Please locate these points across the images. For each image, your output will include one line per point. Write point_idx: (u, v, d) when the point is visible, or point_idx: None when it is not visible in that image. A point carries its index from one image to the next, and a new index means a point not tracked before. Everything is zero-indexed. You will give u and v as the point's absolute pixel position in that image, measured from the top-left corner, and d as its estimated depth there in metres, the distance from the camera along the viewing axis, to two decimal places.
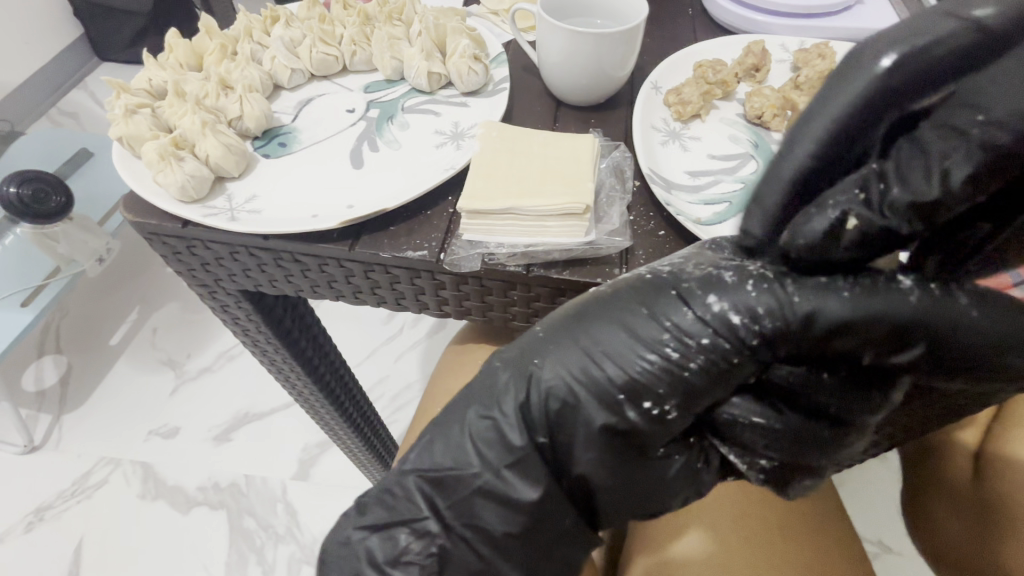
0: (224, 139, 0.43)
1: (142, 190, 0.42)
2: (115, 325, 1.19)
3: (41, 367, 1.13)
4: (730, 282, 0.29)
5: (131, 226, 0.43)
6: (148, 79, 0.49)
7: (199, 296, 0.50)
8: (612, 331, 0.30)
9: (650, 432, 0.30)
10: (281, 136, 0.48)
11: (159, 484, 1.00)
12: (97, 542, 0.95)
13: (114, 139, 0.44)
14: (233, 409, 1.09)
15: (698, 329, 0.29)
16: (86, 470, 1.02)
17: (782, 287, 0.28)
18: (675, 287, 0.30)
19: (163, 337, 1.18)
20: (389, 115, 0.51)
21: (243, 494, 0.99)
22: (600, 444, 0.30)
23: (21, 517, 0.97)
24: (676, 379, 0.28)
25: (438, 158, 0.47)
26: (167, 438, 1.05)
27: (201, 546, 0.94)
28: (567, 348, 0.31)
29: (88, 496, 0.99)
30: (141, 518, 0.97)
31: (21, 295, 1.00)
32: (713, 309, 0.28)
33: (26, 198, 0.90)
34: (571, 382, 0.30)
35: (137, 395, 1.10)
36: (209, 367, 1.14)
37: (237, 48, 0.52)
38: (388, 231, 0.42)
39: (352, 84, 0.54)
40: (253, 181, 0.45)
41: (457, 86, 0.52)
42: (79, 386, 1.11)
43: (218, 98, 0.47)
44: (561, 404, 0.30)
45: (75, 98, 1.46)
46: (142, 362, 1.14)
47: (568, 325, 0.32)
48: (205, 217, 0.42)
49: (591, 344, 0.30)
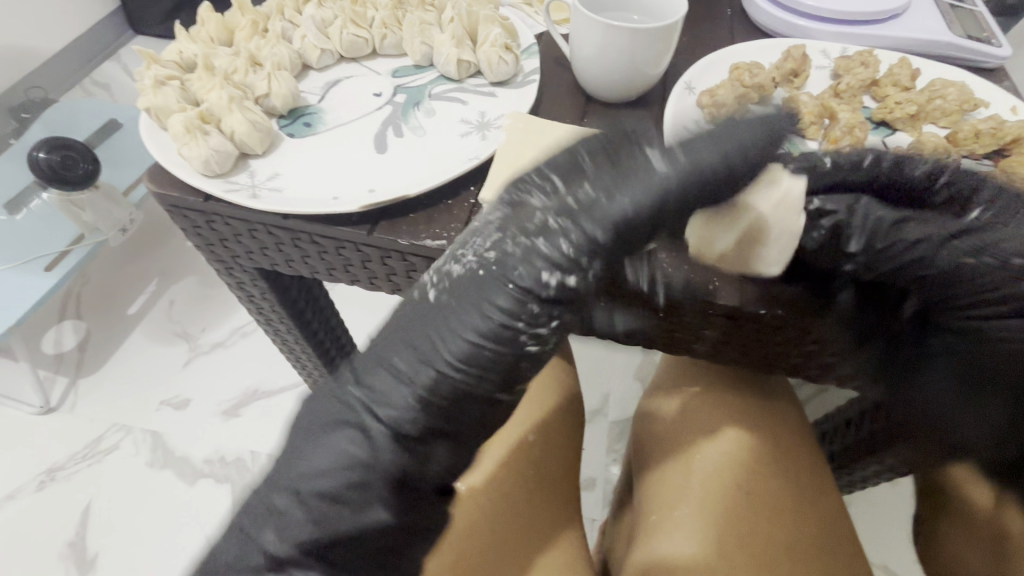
0: (251, 116, 0.43)
1: (166, 163, 0.42)
2: (135, 295, 1.21)
3: (61, 331, 1.16)
4: (545, 248, 0.30)
5: (153, 197, 0.43)
6: (178, 52, 0.48)
7: (217, 272, 0.51)
8: (512, 254, 0.31)
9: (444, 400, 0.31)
10: (306, 116, 0.48)
11: (167, 453, 1.02)
12: (105, 506, 0.97)
13: (142, 110, 0.44)
14: (243, 384, 1.10)
15: (499, 288, 0.31)
16: (98, 434, 1.04)
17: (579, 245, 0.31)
18: (495, 269, 0.31)
19: (180, 309, 1.19)
20: (415, 101, 0.50)
21: (248, 469, 1.01)
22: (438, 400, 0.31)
23: (33, 476, 1.00)
24: (519, 347, 0.31)
25: (461, 147, 0.46)
26: (177, 409, 1.07)
27: (203, 517, 0.96)
28: (431, 275, 0.32)
29: (97, 461, 1.01)
30: (149, 484, 0.99)
31: (46, 259, 1.03)
32: (550, 275, 0.30)
33: (54, 163, 0.94)
34: (462, 326, 0.31)
35: (151, 364, 1.12)
36: (222, 342, 1.16)
37: (269, 25, 0.52)
38: (407, 218, 0.42)
39: (380, 68, 0.53)
40: (277, 160, 0.44)
41: (486, 76, 0.51)
42: (97, 352, 1.13)
43: (247, 74, 0.46)
44: (448, 338, 0.31)
45: (108, 69, 1.49)
46: (158, 333, 1.16)
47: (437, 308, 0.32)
48: (227, 193, 0.41)
49: (461, 327, 0.31)
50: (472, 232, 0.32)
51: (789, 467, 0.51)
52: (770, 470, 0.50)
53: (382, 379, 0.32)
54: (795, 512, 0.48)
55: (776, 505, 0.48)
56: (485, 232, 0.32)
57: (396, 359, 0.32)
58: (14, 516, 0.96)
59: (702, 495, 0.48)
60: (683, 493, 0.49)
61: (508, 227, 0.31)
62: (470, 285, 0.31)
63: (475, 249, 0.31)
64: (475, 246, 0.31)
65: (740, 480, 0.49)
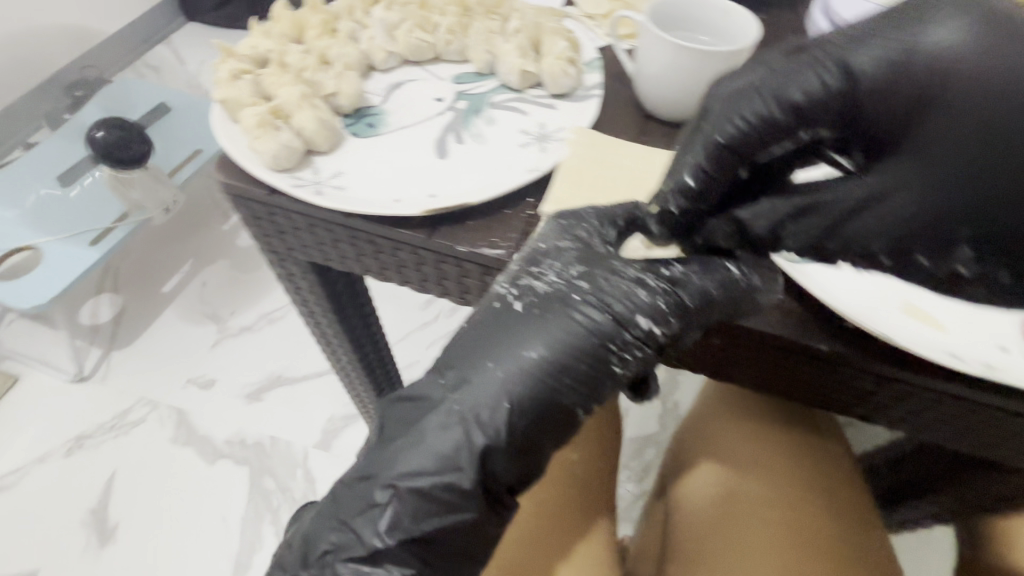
0: (320, 114, 0.44)
1: (237, 153, 0.43)
2: (171, 274, 1.24)
3: (98, 304, 1.19)
4: (647, 294, 0.35)
5: (220, 185, 0.44)
6: (253, 47, 0.49)
7: (269, 262, 0.52)
8: (595, 283, 0.35)
9: (554, 416, 0.35)
10: (369, 117, 0.48)
11: (190, 431, 1.04)
12: (128, 477, 0.99)
13: (216, 101, 0.45)
14: (268, 369, 1.12)
15: (598, 311, 0.35)
16: (127, 406, 1.07)
17: (679, 292, 0.35)
18: (592, 297, 0.35)
19: (212, 291, 1.22)
20: (476, 109, 0.50)
21: (266, 454, 1.02)
22: (551, 424, 0.36)
23: (63, 442, 1.03)
24: (617, 371, 0.35)
25: (521, 157, 0.46)
26: (203, 388, 1.09)
27: (220, 497, 0.98)
28: (510, 287, 0.36)
29: (124, 433, 1.04)
30: (171, 459, 1.01)
31: (93, 234, 1.06)
32: (643, 318, 0.34)
33: (110, 142, 0.97)
34: (543, 341, 0.35)
35: (181, 342, 1.15)
36: (250, 326, 1.18)
37: (337, 25, 0.52)
38: (466, 225, 0.42)
39: (442, 73, 0.54)
40: (339, 158, 0.45)
41: (547, 87, 0.52)
42: (130, 326, 1.17)
43: (315, 72, 0.47)
44: (535, 344, 0.35)
45: (159, 53, 1.54)
46: (189, 312, 1.19)
47: (487, 337, 0.36)
48: (293, 187, 0.42)
49: (525, 354, 0.35)
50: (544, 253, 0.37)
51: (827, 501, 0.54)
52: (805, 500, 0.54)
53: (479, 397, 0.35)
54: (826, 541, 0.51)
55: (806, 529, 0.52)
56: (564, 255, 0.37)
57: (495, 370, 0.35)
58: (42, 479, 0.99)
59: (736, 507, 0.53)
60: (720, 502, 0.54)
61: (590, 261, 0.36)
62: (557, 302, 0.35)
63: (559, 272, 0.36)
64: (558, 270, 0.36)
65: (776, 503, 0.53)
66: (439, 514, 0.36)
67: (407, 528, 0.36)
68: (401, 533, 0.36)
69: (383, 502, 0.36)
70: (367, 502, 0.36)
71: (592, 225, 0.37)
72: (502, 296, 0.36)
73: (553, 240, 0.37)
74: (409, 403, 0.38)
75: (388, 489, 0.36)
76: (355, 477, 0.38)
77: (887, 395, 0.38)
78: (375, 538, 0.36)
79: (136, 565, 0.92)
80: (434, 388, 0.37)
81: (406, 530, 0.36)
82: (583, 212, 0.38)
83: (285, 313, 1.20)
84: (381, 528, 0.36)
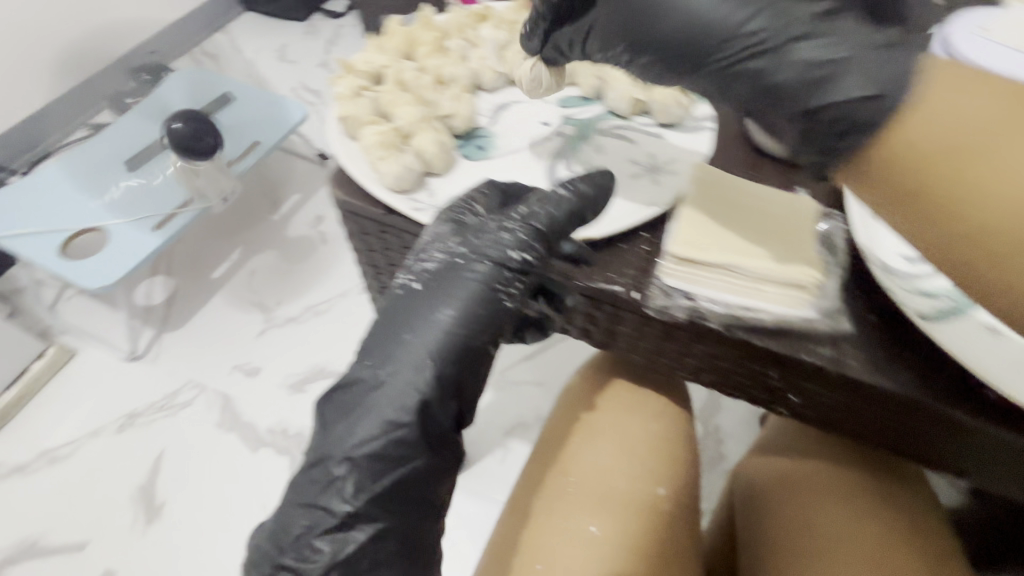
0: (439, 138, 0.45)
1: (357, 171, 0.44)
2: (220, 260, 1.24)
3: (151, 286, 1.20)
4: (517, 250, 0.40)
5: (335, 201, 0.46)
6: (368, 62, 0.50)
7: (366, 271, 0.55)
8: (471, 243, 0.41)
9: (476, 351, 0.40)
10: (479, 138, 0.49)
11: (235, 417, 1.05)
12: (174, 458, 1.01)
13: (336, 115, 0.47)
14: (312, 361, 1.11)
15: (481, 265, 0.40)
16: (175, 387, 1.08)
17: (538, 244, 0.41)
18: (474, 254, 0.40)
19: (260, 280, 1.21)
20: (585, 135, 0.50)
21: (306, 446, 1.01)
22: (474, 358, 0.40)
23: (115, 418, 1.04)
24: (512, 304, 0.40)
25: (635, 190, 0.46)
26: (248, 376, 1.09)
27: (262, 485, 0.98)
28: (407, 275, 0.41)
29: (173, 414, 1.05)
30: (216, 444, 1.02)
31: (156, 218, 1.08)
32: (516, 252, 0.40)
33: (185, 135, 0.98)
34: (449, 301, 0.39)
35: (230, 329, 1.15)
36: (295, 317, 1.16)
37: (449, 42, 0.53)
38: (585, 259, 0.44)
39: (548, 96, 0.53)
40: (452, 180, 0.46)
41: (655, 116, 0.51)
42: (182, 309, 1.17)
43: (431, 92, 0.48)
44: (443, 309, 0.39)
45: (219, 41, 1.58)
46: (238, 299, 1.18)
47: (396, 319, 0.40)
48: (412, 209, 0.43)
49: (436, 317, 0.39)
50: (428, 240, 0.42)
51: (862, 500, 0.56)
52: (836, 497, 0.56)
53: (403, 367, 0.38)
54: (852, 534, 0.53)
55: (831, 521, 0.54)
56: (443, 234, 0.41)
57: (411, 340, 0.39)
58: (92, 453, 1.01)
59: (768, 503, 0.58)
60: (758, 501, 0.59)
61: (461, 232, 0.41)
62: (448, 272, 0.40)
63: (441, 248, 0.41)
64: (441, 246, 0.41)
65: (807, 499, 0.56)
66: (387, 471, 0.38)
67: (368, 489, 0.38)
68: (366, 494, 0.38)
69: (343, 474, 0.38)
70: (328, 477, 0.38)
71: (463, 206, 0.43)
72: (403, 286, 0.41)
73: (433, 226, 0.42)
74: (339, 391, 0.40)
75: (344, 462, 0.38)
76: (308, 461, 0.40)
77: (914, 416, 0.39)
78: (343, 505, 0.37)
79: (179, 544, 0.93)
80: (360, 372, 0.40)
81: (369, 490, 0.38)
82: (453, 201, 0.43)
83: (330, 306, 1.18)
84: (347, 494, 0.37)
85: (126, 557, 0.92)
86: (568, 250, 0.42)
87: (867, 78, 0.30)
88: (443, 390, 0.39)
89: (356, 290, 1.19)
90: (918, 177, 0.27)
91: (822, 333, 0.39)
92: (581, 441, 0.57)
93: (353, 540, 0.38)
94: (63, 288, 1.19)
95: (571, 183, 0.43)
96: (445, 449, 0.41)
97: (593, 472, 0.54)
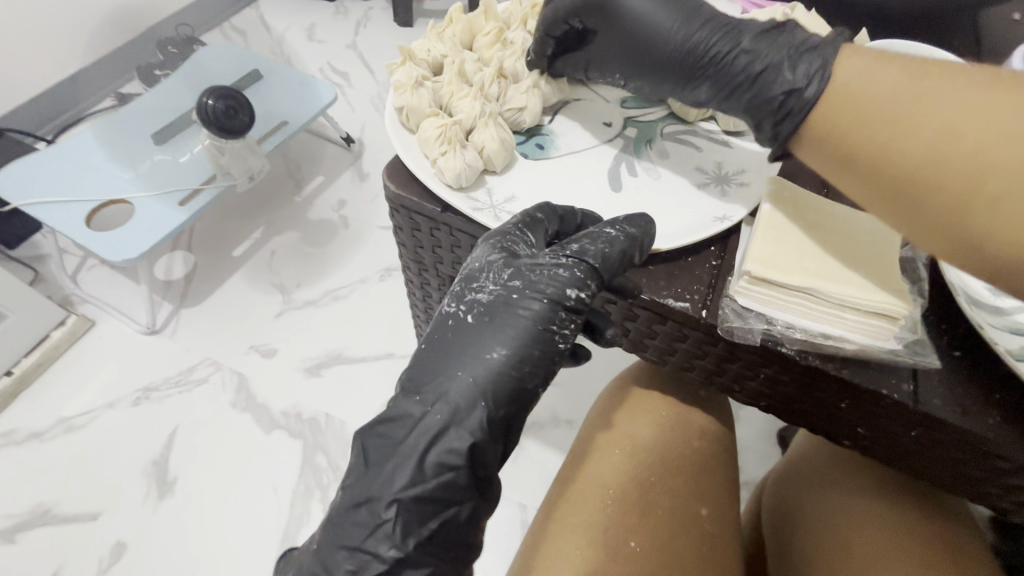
0: (500, 135, 0.46)
1: (417, 166, 0.46)
2: (240, 239, 1.22)
3: (172, 260, 1.19)
4: (573, 288, 0.42)
5: (389, 194, 0.47)
6: (428, 51, 0.52)
7: (407, 263, 0.56)
8: (524, 278, 0.42)
9: (526, 390, 0.42)
10: (540, 137, 0.51)
11: (250, 397, 1.04)
12: (188, 436, 1.00)
13: (395, 105, 0.48)
14: (328, 346, 1.10)
15: (534, 301, 0.42)
16: (192, 363, 1.07)
17: (594, 280, 0.42)
18: (529, 291, 0.42)
19: (281, 260, 1.19)
20: (647, 138, 0.51)
21: (320, 430, 1.01)
22: (522, 402, 0.42)
23: (131, 391, 1.03)
24: (562, 345, 0.42)
25: (697, 199, 0.47)
26: (265, 357, 1.08)
27: (276, 468, 0.97)
28: (459, 304, 0.43)
29: (188, 390, 1.04)
30: (230, 424, 1.01)
31: (182, 194, 1.07)
32: (572, 292, 0.42)
33: (218, 112, 0.97)
34: (502, 341, 0.41)
35: (248, 308, 1.13)
36: (314, 301, 1.15)
37: (510, 35, 0.53)
38: (647, 271, 0.45)
39: (609, 95, 0.55)
40: (512, 179, 0.48)
41: (720, 123, 0.51)
42: (201, 285, 1.16)
43: (492, 86, 0.50)
44: (496, 346, 0.41)
45: (249, 16, 1.56)
46: (258, 280, 1.17)
47: (450, 352, 0.42)
48: (473, 210, 0.45)
49: (489, 355, 0.41)
50: (480, 269, 0.43)
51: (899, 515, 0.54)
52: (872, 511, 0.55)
53: (454, 396, 0.41)
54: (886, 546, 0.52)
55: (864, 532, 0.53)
56: (496, 266, 0.43)
57: (463, 376, 0.41)
58: (107, 426, 1.00)
59: (803, 514, 0.57)
60: (793, 512, 0.58)
61: (514, 265, 0.43)
62: (501, 307, 0.42)
63: (495, 280, 0.42)
64: (494, 278, 0.43)
65: (844, 510, 0.56)
66: (434, 514, 0.41)
67: (415, 533, 0.40)
68: (413, 538, 0.40)
69: (391, 518, 0.39)
70: (377, 520, 0.40)
71: (514, 233, 0.44)
72: (455, 314, 0.43)
73: (485, 256, 0.43)
74: (388, 425, 0.42)
75: (393, 505, 0.39)
76: (349, 503, 0.40)
77: (986, 461, 0.39)
78: (392, 550, 0.39)
79: (191, 521, 0.92)
80: (412, 406, 0.41)
81: (417, 534, 0.40)
82: (505, 227, 0.44)
83: (349, 291, 1.16)
84: (395, 539, 0.39)
85: (138, 531, 0.91)
86: (618, 287, 0.43)
87: (797, 73, 0.38)
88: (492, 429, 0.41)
89: (376, 278, 1.18)
90: (847, 142, 0.35)
91: (904, 369, 0.39)
92: (624, 458, 0.56)
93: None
94: (86, 258, 1.18)
95: (619, 222, 0.44)
96: (489, 489, 0.44)
97: (636, 488, 0.54)
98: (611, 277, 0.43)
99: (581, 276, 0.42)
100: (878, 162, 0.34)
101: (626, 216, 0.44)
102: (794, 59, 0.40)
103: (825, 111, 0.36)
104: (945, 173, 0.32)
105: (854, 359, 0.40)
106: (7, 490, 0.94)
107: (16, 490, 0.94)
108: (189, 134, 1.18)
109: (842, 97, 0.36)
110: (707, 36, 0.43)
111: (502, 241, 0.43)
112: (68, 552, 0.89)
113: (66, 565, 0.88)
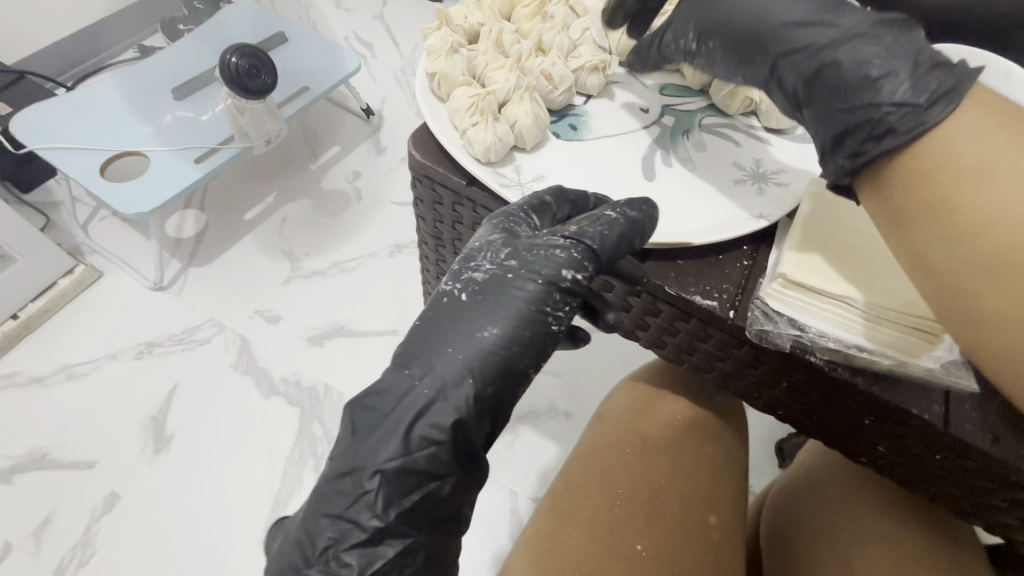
0: (534, 111, 0.45)
1: (445, 137, 0.45)
2: (254, 202, 1.21)
3: (183, 219, 1.18)
4: (570, 270, 0.41)
5: (413, 163, 0.46)
6: (465, 18, 0.51)
7: (425, 240, 0.55)
8: (521, 257, 0.41)
9: (515, 375, 0.41)
10: (572, 117, 0.50)
11: (251, 360, 1.03)
12: (187, 394, 1.00)
13: (427, 71, 0.47)
14: (332, 317, 1.09)
15: (531, 280, 0.41)
16: (197, 323, 1.07)
17: (591, 264, 0.41)
18: (524, 271, 0.41)
19: (292, 228, 1.18)
20: (685, 128, 0.50)
21: (318, 400, 1.00)
22: (513, 389, 0.42)
23: (134, 345, 1.03)
24: (555, 329, 0.41)
25: (735, 196, 0.46)
26: (270, 323, 1.07)
27: (271, 434, 0.97)
28: (455, 282, 0.42)
29: (191, 349, 1.04)
30: (230, 386, 1.01)
31: (198, 151, 1.05)
32: (568, 272, 0.41)
33: (241, 70, 0.95)
34: (495, 319, 0.40)
35: (256, 273, 1.12)
36: (322, 271, 1.14)
37: (551, 9, 0.52)
38: (676, 263, 0.43)
39: (649, 80, 0.54)
40: (541, 159, 0.47)
41: (762, 118, 0.50)
42: (212, 245, 1.15)
43: (529, 58, 0.49)
44: (486, 327, 0.40)
45: None
46: (268, 245, 1.16)
47: (439, 332, 0.41)
48: (502, 186, 0.44)
49: (481, 334, 0.40)
50: (479, 249, 0.42)
51: (896, 526, 0.54)
52: (868, 516, 0.55)
53: (439, 373, 0.40)
54: (878, 547, 0.52)
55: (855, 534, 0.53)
56: (493, 246, 0.42)
57: (453, 353, 0.40)
58: (108, 377, 1.00)
59: (801, 516, 0.58)
60: (794, 512, 0.59)
61: (513, 244, 0.42)
62: (496, 285, 0.41)
63: (492, 259, 0.42)
64: (491, 257, 0.42)
65: (836, 514, 0.56)
66: (416, 486, 0.40)
67: (397, 505, 0.39)
68: (395, 509, 0.39)
69: (373, 489, 0.38)
70: (359, 491, 0.39)
71: (514, 210, 0.43)
72: (450, 292, 0.42)
73: (485, 235, 0.42)
74: (376, 398, 0.41)
75: (375, 476, 0.39)
76: (336, 471, 0.40)
77: (1013, 495, 0.38)
78: (373, 521, 0.39)
79: (186, 479, 0.93)
80: (400, 378, 0.41)
81: (399, 506, 0.39)
82: (509, 208, 0.43)
83: (358, 265, 1.15)
84: (377, 510, 0.39)
85: (134, 483, 0.92)
86: (621, 271, 0.42)
87: (917, 87, 0.33)
88: (478, 411, 0.40)
89: (385, 253, 1.17)
90: (936, 198, 0.31)
91: (938, 391, 0.38)
92: (637, 463, 0.55)
93: (381, 555, 0.39)
94: (98, 209, 1.17)
95: (619, 205, 0.43)
96: (473, 467, 0.42)
97: (644, 488, 0.53)
98: (611, 259, 0.41)
99: (578, 260, 0.41)
100: (954, 234, 0.31)
101: (627, 200, 0.43)
102: (916, 71, 0.34)
103: (924, 158, 0.32)
104: (1018, 272, 0.29)
105: (885, 376, 0.39)
106: (6, 433, 0.94)
107: (16, 432, 0.94)
108: (208, 92, 1.16)
109: (954, 160, 0.31)
110: (815, 16, 0.38)
111: (503, 219, 0.43)
112: (63, 498, 0.90)
113: (60, 509, 0.89)
